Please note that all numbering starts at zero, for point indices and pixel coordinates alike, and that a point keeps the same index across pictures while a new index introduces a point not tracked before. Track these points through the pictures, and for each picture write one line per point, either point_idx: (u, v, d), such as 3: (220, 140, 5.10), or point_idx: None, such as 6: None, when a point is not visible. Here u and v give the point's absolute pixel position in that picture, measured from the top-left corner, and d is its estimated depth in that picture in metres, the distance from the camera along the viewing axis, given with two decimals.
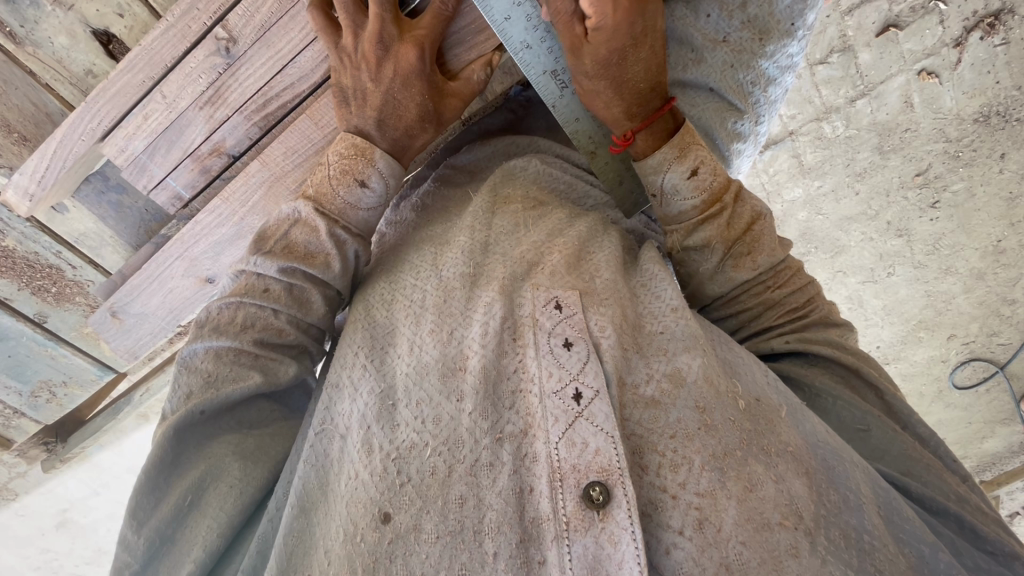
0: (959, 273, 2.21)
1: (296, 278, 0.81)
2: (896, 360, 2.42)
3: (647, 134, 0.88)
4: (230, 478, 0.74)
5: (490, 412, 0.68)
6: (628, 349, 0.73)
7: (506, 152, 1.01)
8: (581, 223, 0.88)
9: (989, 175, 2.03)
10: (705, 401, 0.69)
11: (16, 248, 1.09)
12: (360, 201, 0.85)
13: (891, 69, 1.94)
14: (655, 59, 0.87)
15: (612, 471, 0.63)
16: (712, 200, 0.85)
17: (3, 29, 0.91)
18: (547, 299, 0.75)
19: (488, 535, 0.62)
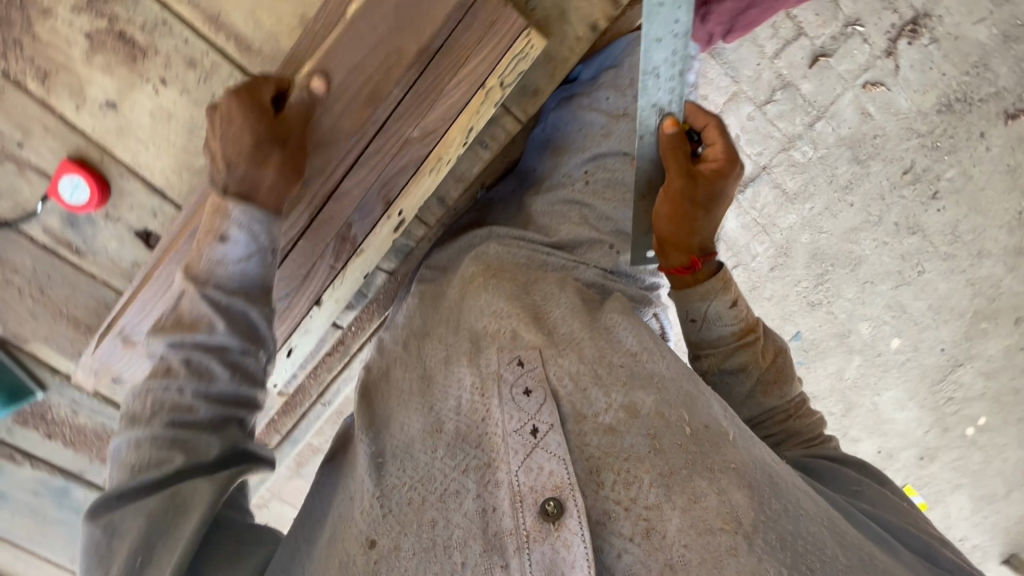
0: (994, 254, 2.19)
1: (170, 413, 0.82)
2: (970, 360, 2.41)
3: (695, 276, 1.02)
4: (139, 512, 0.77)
5: (457, 453, 0.80)
6: (585, 386, 0.81)
7: (471, 242, 1.14)
8: (539, 285, 0.96)
9: (978, 155, 2.05)
10: (655, 428, 0.77)
11: (87, 423, 1.30)
12: (225, 256, 0.88)
13: (836, 90, 1.98)
14: (710, 216, 0.98)
15: (564, 486, 0.73)
16: (747, 329, 1.07)
17: (71, 247, 1.16)
18: (509, 358, 0.84)
19: (456, 547, 0.74)
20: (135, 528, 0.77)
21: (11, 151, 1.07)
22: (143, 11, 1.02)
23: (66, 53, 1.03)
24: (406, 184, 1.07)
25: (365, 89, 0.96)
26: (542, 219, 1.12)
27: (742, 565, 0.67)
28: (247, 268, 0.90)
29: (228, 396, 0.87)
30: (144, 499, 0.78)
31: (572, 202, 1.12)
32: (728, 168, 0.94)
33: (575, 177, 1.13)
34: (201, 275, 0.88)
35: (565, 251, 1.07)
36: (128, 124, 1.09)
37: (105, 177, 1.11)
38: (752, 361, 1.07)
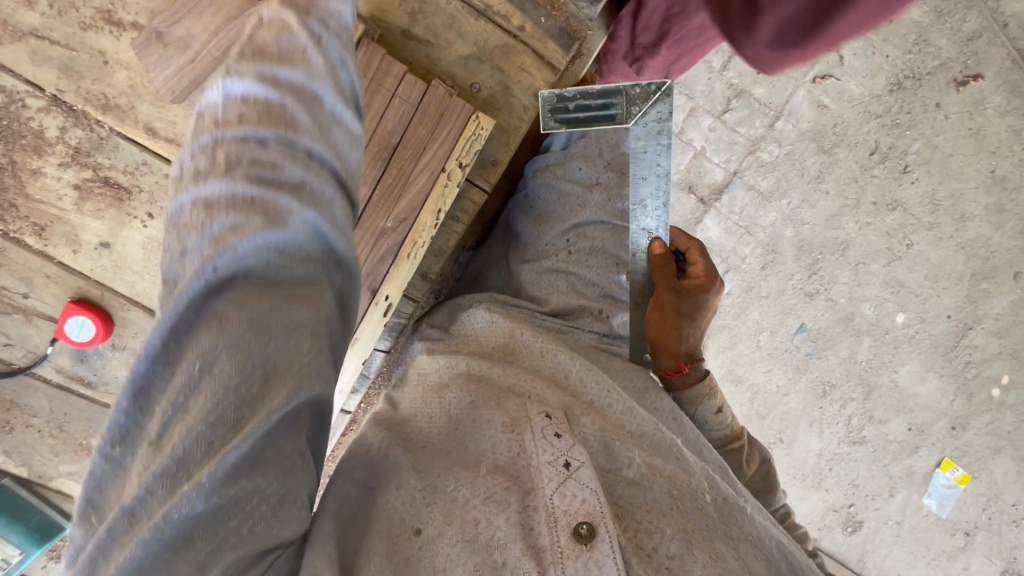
0: (976, 216, 2.20)
1: (245, 229, 0.59)
2: (979, 321, 2.30)
3: (682, 379, 1.10)
4: (202, 405, 0.54)
5: (502, 472, 0.79)
6: (611, 443, 0.85)
7: (453, 309, 1.20)
8: (554, 346, 1.02)
9: (938, 124, 2.14)
10: (678, 491, 0.79)
11: None
12: (293, 79, 0.69)
13: (788, 89, 2.15)
14: (696, 329, 1.09)
15: (597, 513, 0.72)
16: (735, 434, 1.14)
17: (84, 381, 1.21)
18: (539, 411, 0.87)
19: (498, 547, 0.70)
20: (207, 410, 0.54)
21: (18, 303, 1.15)
22: (124, 156, 1.11)
23: (58, 206, 1.12)
24: (388, 271, 1.11)
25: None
26: (534, 287, 1.16)
27: None
28: (332, 143, 0.70)
29: (315, 242, 0.64)
30: (198, 393, 0.55)
31: (558, 271, 1.16)
32: (709, 287, 1.07)
33: (559, 247, 1.18)
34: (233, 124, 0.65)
35: (560, 317, 1.12)
36: (121, 259, 1.16)
37: (107, 311, 1.17)
38: (740, 466, 1.12)
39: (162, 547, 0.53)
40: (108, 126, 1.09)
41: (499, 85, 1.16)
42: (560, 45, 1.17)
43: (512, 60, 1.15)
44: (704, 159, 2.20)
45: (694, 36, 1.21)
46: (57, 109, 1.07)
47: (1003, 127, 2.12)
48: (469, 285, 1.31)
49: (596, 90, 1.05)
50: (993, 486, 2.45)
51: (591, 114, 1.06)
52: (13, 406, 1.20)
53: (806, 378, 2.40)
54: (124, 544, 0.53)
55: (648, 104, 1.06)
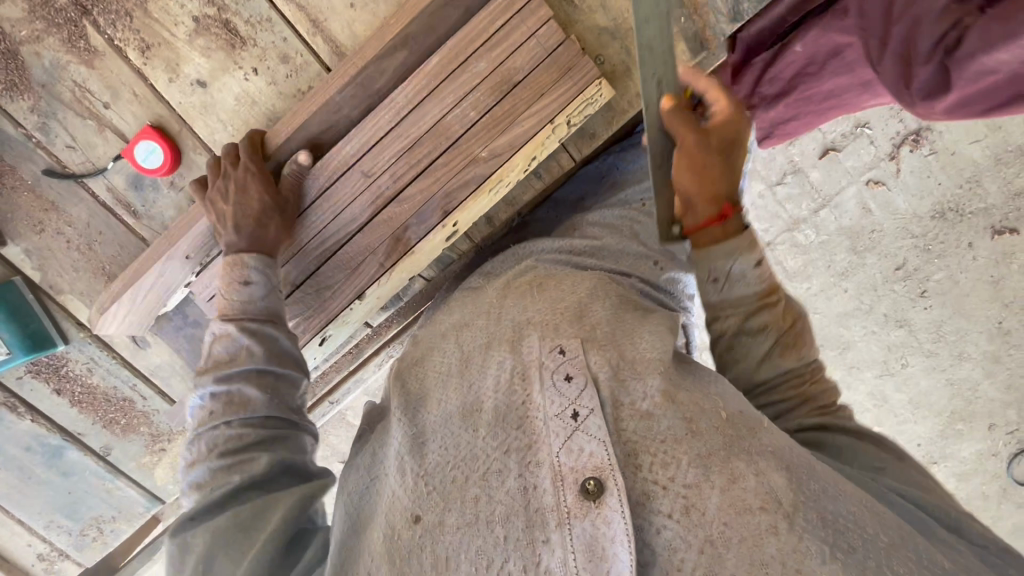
0: (974, 357, 2.19)
1: (231, 381, 0.89)
2: (943, 459, 2.40)
3: (722, 228, 0.92)
4: (278, 499, 0.81)
5: (500, 432, 0.77)
6: (624, 376, 0.78)
7: (517, 256, 1.17)
8: (582, 287, 0.96)
9: (965, 263, 2.06)
10: (692, 412, 0.74)
11: (99, 384, 1.28)
12: (251, 295, 0.99)
13: (842, 182, 2.00)
14: (728, 169, 0.95)
15: (604, 467, 0.70)
16: (770, 289, 0.94)
17: (129, 208, 1.19)
18: (551, 347, 0.82)
19: (499, 521, 0.71)
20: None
21: (96, 109, 1.13)
22: (252, 7, 1.11)
23: (171, 31, 1.11)
24: (466, 199, 1.12)
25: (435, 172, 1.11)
26: (593, 231, 1.16)
27: (782, 543, 0.64)
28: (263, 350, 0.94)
29: (289, 355, 0.97)
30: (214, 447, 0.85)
31: (626, 219, 1.16)
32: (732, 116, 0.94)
33: (633, 203, 1.18)
34: (234, 313, 0.96)
35: (611, 262, 1.10)
36: (213, 102, 1.15)
37: (179, 148, 1.16)
38: (774, 324, 0.94)
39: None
40: None
41: (623, 63, 1.17)
42: (690, 49, 1.19)
43: None
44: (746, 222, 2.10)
45: (818, 99, 1.22)
46: None
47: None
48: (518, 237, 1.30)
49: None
50: None
51: None
52: (52, 208, 1.17)
53: None
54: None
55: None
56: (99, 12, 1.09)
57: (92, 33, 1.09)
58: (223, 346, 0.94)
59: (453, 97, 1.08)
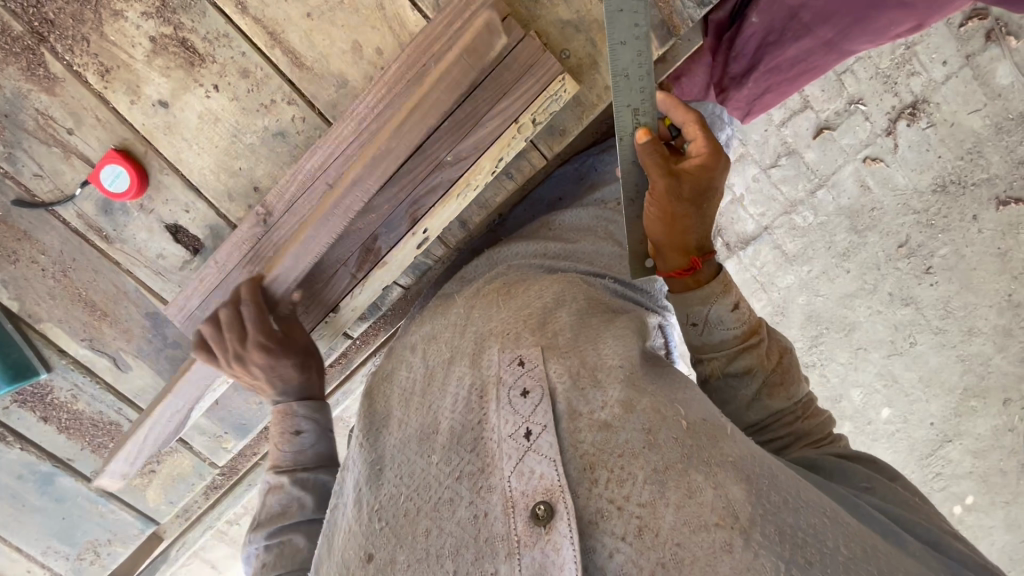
0: (984, 333, 2.11)
1: (283, 533, 0.92)
2: (958, 437, 2.28)
3: (694, 276, 0.88)
4: None
5: (452, 458, 0.76)
6: (585, 384, 0.76)
7: (491, 260, 1.14)
8: (549, 292, 0.93)
9: (971, 236, 2.00)
10: (651, 422, 0.71)
11: (84, 410, 1.29)
12: (301, 446, 1.01)
13: (837, 161, 1.95)
14: (705, 216, 0.86)
15: (555, 489, 0.67)
16: (750, 331, 0.90)
17: (101, 234, 1.19)
18: (511, 357, 0.81)
19: (449, 557, 0.68)
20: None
21: (61, 136, 1.13)
22: (208, 23, 1.10)
23: (128, 53, 1.10)
24: (436, 203, 1.12)
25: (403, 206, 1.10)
26: (566, 231, 1.13)
27: (736, 562, 0.61)
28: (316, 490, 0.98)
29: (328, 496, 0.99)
30: None
31: (600, 218, 1.14)
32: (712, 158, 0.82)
33: (609, 203, 1.16)
34: (287, 467, 0.98)
35: (582, 261, 1.06)
36: (177, 122, 1.15)
37: (145, 170, 1.16)
38: (759, 363, 0.90)
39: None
40: None
41: (589, 57, 1.15)
42: (656, 37, 1.17)
43: (606, 39, 1.14)
44: (739, 207, 2.04)
45: (784, 68, 1.28)
46: None
47: None
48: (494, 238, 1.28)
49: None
50: None
51: None
52: (25, 238, 1.17)
53: None
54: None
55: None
56: (55, 39, 1.08)
57: (51, 60, 1.09)
58: (276, 497, 0.96)
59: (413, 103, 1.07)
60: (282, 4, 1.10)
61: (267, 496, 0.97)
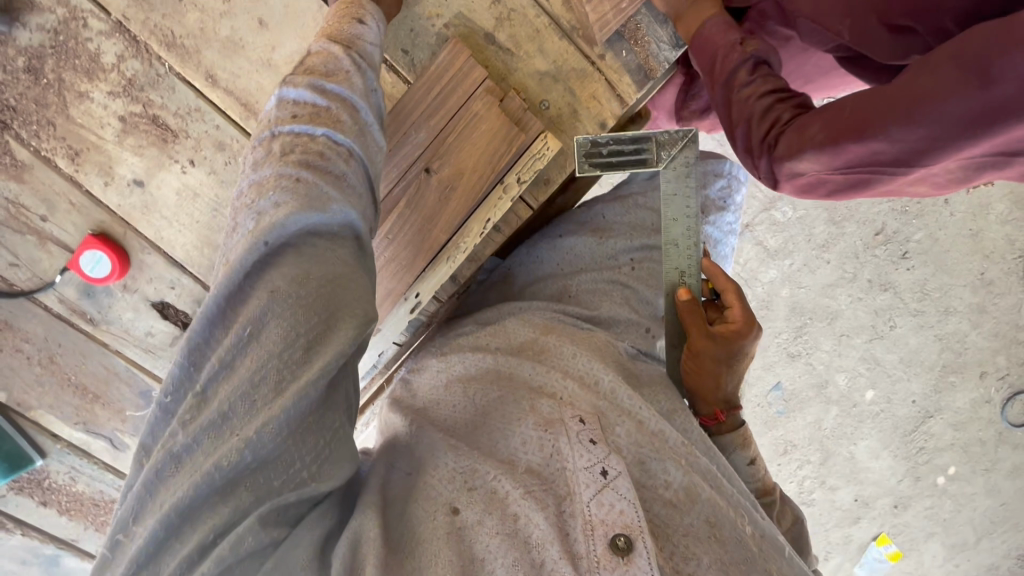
0: (959, 311, 2.15)
1: (308, 170, 0.68)
2: (939, 412, 2.27)
3: (722, 424, 0.99)
4: (270, 342, 0.62)
5: (538, 480, 0.75)
6: (646, 457, 0.78)
7: (500, 310, 1.10)
8: (585, 352, 0.93)
9: (943, 220, 2.09)
10: (716, 515, 0.75)
11: (84, 490, 1.28)
12: (361, 85, 0.80)
13: None
14: (739, 386, 0.95)
15: (634, 527, 0.69)
16: (767, 489, 1.02)
17: (86, 317, 1.16)
18: (572, 414, 0.81)
19: (536, 547, 0.69)
20: (279, 320, 0.63)
21: (34, 224, 1.10)
22: (179, 98, 1.07)
23: (98, 134, 1.07)
24: (424, 268, 1.06)
25: (418, 241, 1.05)
26: (584, 295, 1.11)
27: None
28: (371, 149, 0.77)
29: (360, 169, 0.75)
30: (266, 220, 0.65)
31: (615, 282, 1.11)
32: (744, 328, 0.89)
33: (621, 262, 1.13)
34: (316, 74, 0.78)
35: (602, 328, 1.05)
36: (154, 201, 1.12)
37: (126, 252, 1.13)
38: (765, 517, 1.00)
39: (211, 490, 0.61)
40: (168, 65, 1.05)
41: (569, 107, 1.14)
42: (634, 82, 1.14)
43: (585, 87, 1.13)
44: None
45: None
46: (120, 36, 1.03)
47: (1002, 234, 2.07)
48: (497, 286, 1.24)
49: (628, 134, 0.97)
50: (920, 566, 2.46)
51: (624, 157, 0.98)
52: (6, 327, 1.14)
53: (771, 435, 2.35)
54: (180, 476, 0.62)
55: (678, 147, 0.99)
56: (20, 125, 1.05)
57: (17, 147, 1.06)
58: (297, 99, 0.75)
59: (397, 171, 1.04)
60: (255, 75, 1.07)
61: (280, 174, 0.68)
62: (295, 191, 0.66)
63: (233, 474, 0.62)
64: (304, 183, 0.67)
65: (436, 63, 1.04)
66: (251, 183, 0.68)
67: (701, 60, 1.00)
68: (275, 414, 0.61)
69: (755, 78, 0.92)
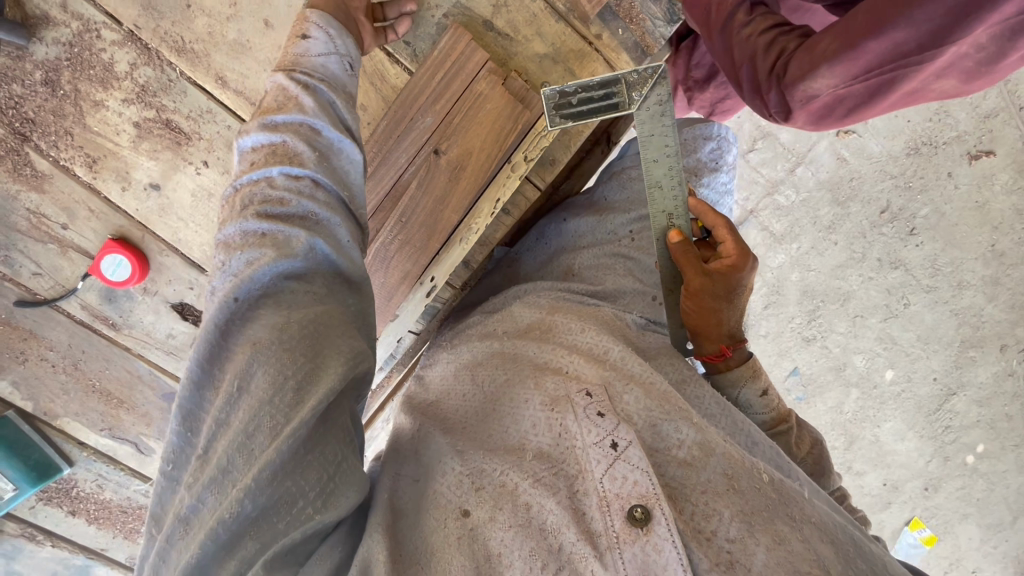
0: (974, 285, 2.09)
1: (276, 219, 0.69)
2: (961, 388, 2.21)
3: (729, 359, 0.99)
4: (255, 397, 0.62)
5: (548, 460, 0.73)
6: (658, 420, 0.75)
7: (511, 293, 1.11)
8: (591, 325, 0.92)
9: (948, 193, 2.02)
10: (732, 468, 0.71)
11: (112, 498, 1.30)
12: (316, 103, 0.78)
13: (812, 138, 2.03)
14: (739, 317, 0.98)
15: (650, 496, 0.66)
16: (780, 417, 1.00)
17: (108, 322, 1.19)
18: (577, 387, 0.79)
19: (552, 531, 0.67)
20: (265, 369, 0.62)
21: (55, 233, 1.13)
22: (191, 102, 1.10)
23: (114, 141, 1.10)
24: (438, 251, 1.07)
25: (422, 231, 1.07)
26: (587, 271, 1.12)
27: None
28: (335, 171, 0.77)
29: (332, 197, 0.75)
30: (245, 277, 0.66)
31: (618, 256, 1.12)
32: (738, 260, 0.92)
33: (621, 236, 1.14)
34: (272, 106, 0.78)
35: (609, 301, 1.05)
36: (169, 203, 1.14)
37: (145, 255, 1.15)
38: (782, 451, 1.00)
39: (210, 557, 0.58)
40: (179, 70, 1.09)
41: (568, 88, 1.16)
42: (632, 58, 1.17)
43: (584, 66, 1.16)
44: None
45: None
46: (132, 45, 1.06)
47: (1008, 204, 2.01)
48: (503, 270, 1.27)
49: (595, 79, 0.99)
50: (957, 550, 2.41)
51: (592, 104, 1.00)
52: (30, 336, 1.17)
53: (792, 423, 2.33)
54: (183, 548, 0.60)
55: (649, 88, 0.98)
56: (39, 137, 1.08)
57: (36, 158, 1.09)
58: (257, 139, 0.75)
59: (405, 157, 1.06)
60: (263, 74, 1.10)
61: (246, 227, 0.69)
62: (265, 240, 0.69)
63: (238, 530, 0.58)
64: (270, 234, 0.69)
65: (434, 52, 1.06)
66: (220, 245, 0.70)
67: (696, 15, 1.16)
68: (271, 460, 0.59)
69: (751, 18, 1.08)
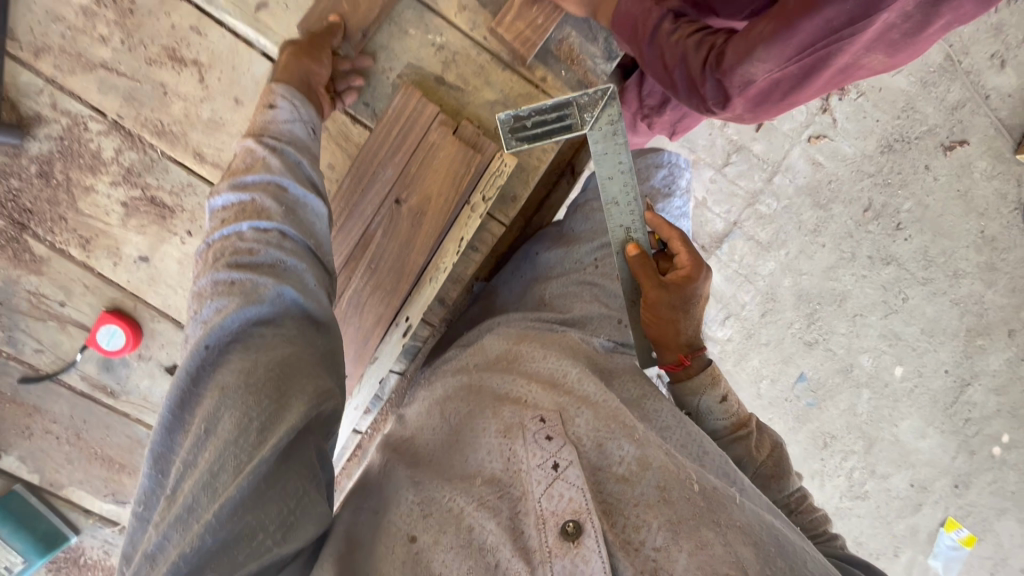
0: (969, 273, 2.08)
1: (249, 269, 0.76)
2: (975, 377, 2.16)
3: (688, 368, 1.02)
4: (218, 442, 0.66)
5: (495, 485, 0.77)
6: (603, 440, 0.80)
7: (485, 326, 1.15)
8: (553, 351, 0.97)
9: (928, 185, 2.04)
10: (665, 480, 0.76)
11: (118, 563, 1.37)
12: (290, 162, 0.86)
13: (784, 147, 2.04)
14: (697, 326, 1.03)
15: (582, 511, 0.71)
16: (740, 423, 1.04)
17: (107, 390, 1.26)
18: (532, 414, 0.84)
19: (492, 549, 0.71)
20: (231, 412, 0.67)
21: (54, 309, 1.21)
22: (173, 178, 1.19)
23: (105, 221, 1.19)
24: (410, 292, 1.14)
25: (392, 275, 1.14)
26: (558, 300, 1.16)
27: None
28: (303, 223, 0.83)
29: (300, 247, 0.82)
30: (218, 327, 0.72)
31: (583, 283, 1.18)
32: (692, 271, 0.99)
33: (587, 264, 1.20)
34: (241, 169, 0.85)
35: (579, 326, 1.09)
36: (158, 272, 1.22)
37: (138, 323, 1.23)
38: (747, 454, 1.02)
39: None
40: (161, 150, 1.17)
41: None
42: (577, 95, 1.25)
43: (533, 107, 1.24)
44: (704, 210, 2.09)
45: None
46: (117, 133, 1.16)
47: (991, 190, 2.02)
48: (480, 304, 1.33)
49: (549, 103, 1.11)
50: (1000, 548, 2.30)
51: (549, 126, 1.12)
52: (34, 412, 1.25)
53: (806, 429, 2.25)
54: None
55: (600, 108, 1.12)
56: (36, 224, 1.17)
57: (34, 243, 1.18)
58: (227, 198, 0.82)
59: (370, 208, 1.13)
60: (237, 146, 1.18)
61: (218, 279, 0.75)
62: (234, 289, 0.75)
63: (199, 564, 0.60)
64: (240, 282, 0.75)
65: (389, 110, 1.15)
66: (195, 296, 0.76)
67: (620, 30, 1.11)
68: (232, 497, 0.63)
69: (677, 25, 1.06)
